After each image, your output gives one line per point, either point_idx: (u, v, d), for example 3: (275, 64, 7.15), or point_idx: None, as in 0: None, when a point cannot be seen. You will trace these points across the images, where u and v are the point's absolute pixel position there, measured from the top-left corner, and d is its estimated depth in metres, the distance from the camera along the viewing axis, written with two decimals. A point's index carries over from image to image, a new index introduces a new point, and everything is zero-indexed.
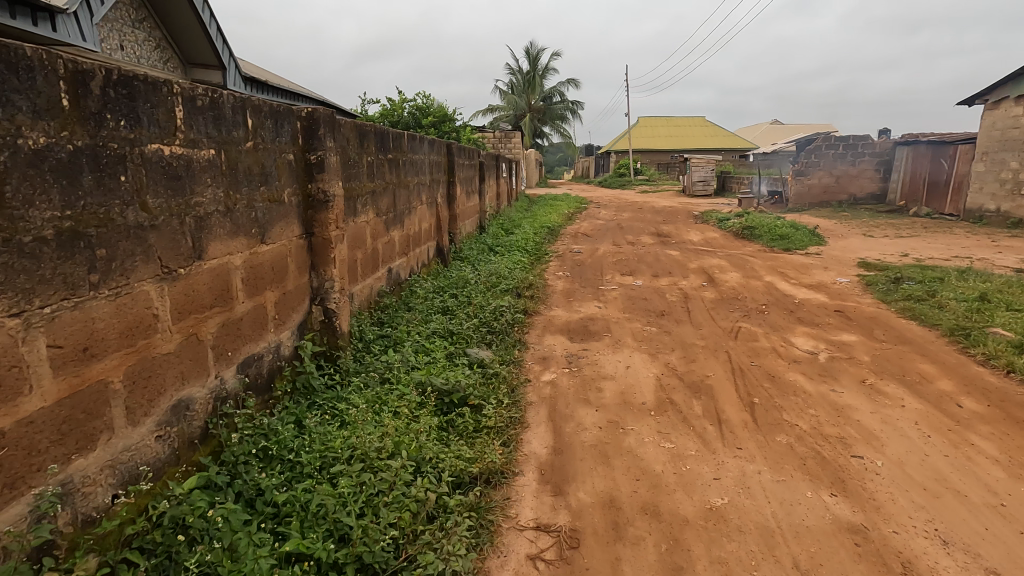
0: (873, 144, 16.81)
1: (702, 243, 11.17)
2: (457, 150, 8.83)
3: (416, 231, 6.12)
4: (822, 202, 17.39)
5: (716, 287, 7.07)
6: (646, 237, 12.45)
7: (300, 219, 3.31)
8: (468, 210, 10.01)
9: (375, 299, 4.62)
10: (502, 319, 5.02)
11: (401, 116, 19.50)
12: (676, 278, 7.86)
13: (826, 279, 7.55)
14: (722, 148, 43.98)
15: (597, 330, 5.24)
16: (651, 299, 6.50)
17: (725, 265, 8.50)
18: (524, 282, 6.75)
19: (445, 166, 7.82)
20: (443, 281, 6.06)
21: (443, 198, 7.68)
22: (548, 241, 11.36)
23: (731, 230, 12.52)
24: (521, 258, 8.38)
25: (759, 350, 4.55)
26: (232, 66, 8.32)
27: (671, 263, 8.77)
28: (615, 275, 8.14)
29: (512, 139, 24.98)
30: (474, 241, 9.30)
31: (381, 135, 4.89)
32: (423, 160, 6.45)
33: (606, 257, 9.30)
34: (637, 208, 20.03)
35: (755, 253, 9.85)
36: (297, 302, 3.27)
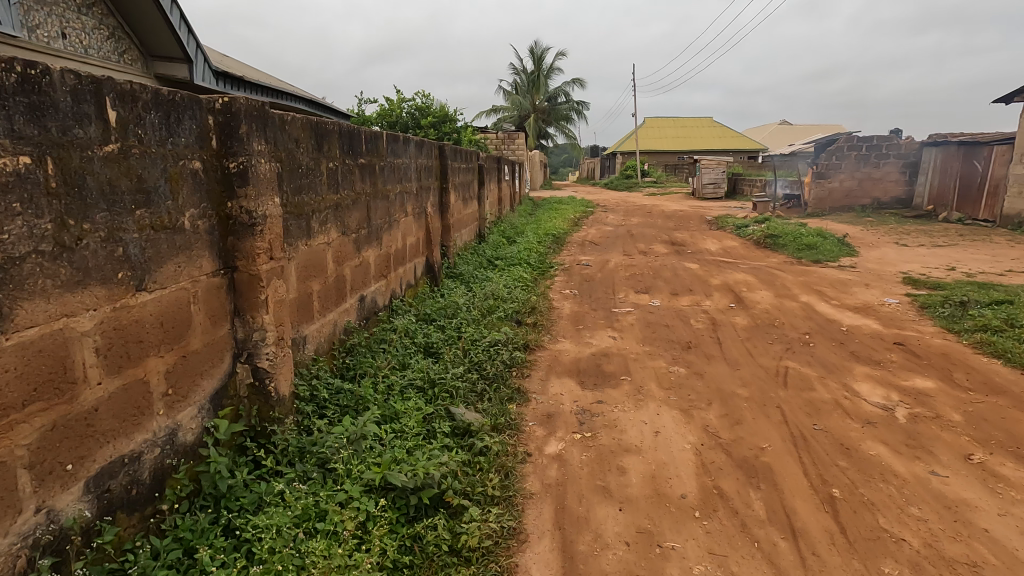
0: (899, 144, 15.79)
1: (721, 253, 10.23)
2: (452, 153, 7.92)
3: (398, 249, 5.24)
4: (844, 207, 16.40)
5: (747, 311, 6.14)
6: (658, 246, 11.53)
7: (214, 250, 2.42)
8: (465, 219, 9.09)
9: (339, 340, 3.76)
10: (497, 361, 4.14)
11: (399, 117, 18.73)
12: (698, 298, 6.92)
13: (871, 299, 6.60)
14: (730, 149, 42.95)
15: (612, 371, 4.32)
16: (673, 326, 5.58)
17: (752, 281, 7.56)
18: (526, 305, 5.85)
19: (437, 171, 6.91)
20: (430, 307, 5.19)
21: (434, 206, 6.76)
22: (553, 251, 10.46)
23: (751, 238, 11.57)
24: (522, 273, 7.46)
25: (819, 403, 3.62)
26: (199, 60, 7.48)
27: (691, 278, 7.84)
28: (628, 293, 7.22)
29: (516, 140, 24.13)
30: (472, 253, 8.42)
31: (350, 135, 4.00)
32: (408, 164, 5.55)
33: (617, 271, 8.38)
34: (645, 212, 19.11)
35: (782, 266, 8.90)
36: (208, 364, 2.39)
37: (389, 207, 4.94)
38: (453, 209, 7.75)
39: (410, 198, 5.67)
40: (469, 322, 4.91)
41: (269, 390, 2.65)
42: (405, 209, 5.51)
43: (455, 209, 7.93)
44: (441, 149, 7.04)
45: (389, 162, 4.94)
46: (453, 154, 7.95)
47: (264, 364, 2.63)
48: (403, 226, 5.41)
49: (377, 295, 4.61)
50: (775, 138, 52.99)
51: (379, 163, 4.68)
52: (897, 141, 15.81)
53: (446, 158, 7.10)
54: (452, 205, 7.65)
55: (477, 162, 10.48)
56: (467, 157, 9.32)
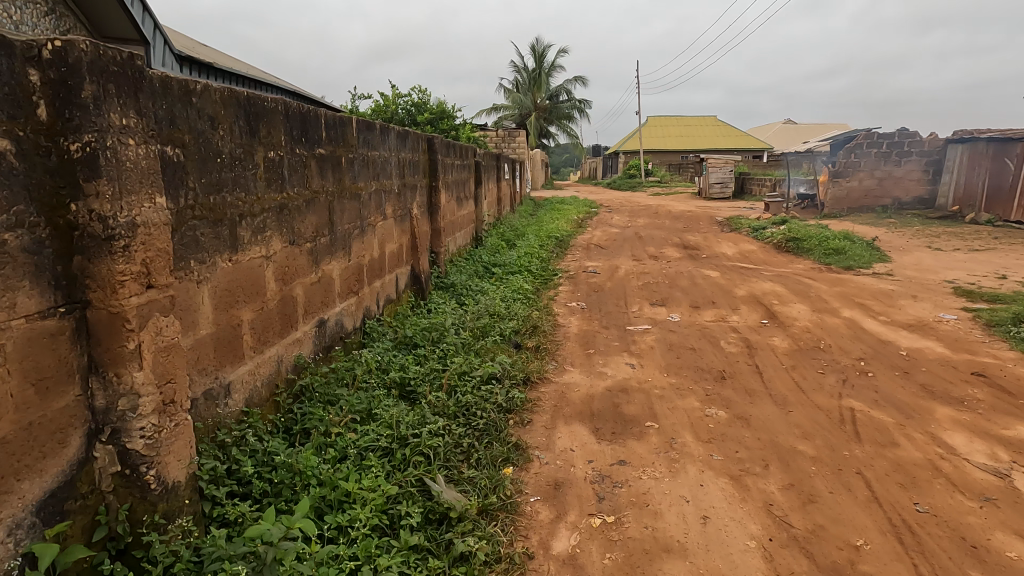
0: (921, 141, 14.91)
1: (739, 259, 9.38)
2: (444, 146, 7.05)
3: (373, 258, 4.39)
4: (863, 207, 15.52)
5: (784, 329, 5.28)
6: (670, 250, 10.67)
7: (42, 277, 1.56)
8: (460, 221, 8.24)
9: (283, 382, 2.92)
10: (489, 403, 3.31)
11: (394, 113, 17.94)
12: (723, 314, 6.05)
13: (924, 313, 5.74)
14: (736, 148, 42.04)
15: (634, 415, 3.46)
16: (700, 349, 4.72)
17: (782, 292, 6.68)
18: (525, 322, 5.00)
19: (425, 167, 6.06)
20: (411, 327, 4.36)
21: (421, 207, 5.89)
22: (556, 255, 9.60)
23: (770, 241, 10.71)
24: (522, 283, 6.58)
25: (912, 468, 2.76)
26: (158, 44, 6.60)
27: (712, 288, 6.97)
28: (642, 306, 6.36)
29: (516, 138, 23.30)
30: (467, 260, 7.57)
31: (302, 117, 3.13)
32: (386, 158, 4.69)
33: (628, 278, 7.51)
34: (652, 213, 18.27)
35: (809, 274, 8.04)
36: (29, 456, 1.53)
37: (361, 208, 4.09)
38: (445, 210, 6.88)
39: (390, 198, 4.81)
40: (458, 348, 4.07)
41: (146, 481, 1.79)
42: (383, 210, 4.65)
43: (447, 210, 7.07)
44: (429, 141, 6.18)
45: (361, 154, 4.09)
46: (445, 147, 7.08)
47: (138, 445, 1.76)
48: (380, 231, 4.56)
49: (343, 318, 3.76)
50: (781, 138, 52.04)
51: (347, 154, 3.81)
52: (920, 138, 14.95)
53: (436, 150, 6.23)
54: (444, 206, 6.79)
55: (473, 158, 9.63)
56: (462, 153, 8.45)
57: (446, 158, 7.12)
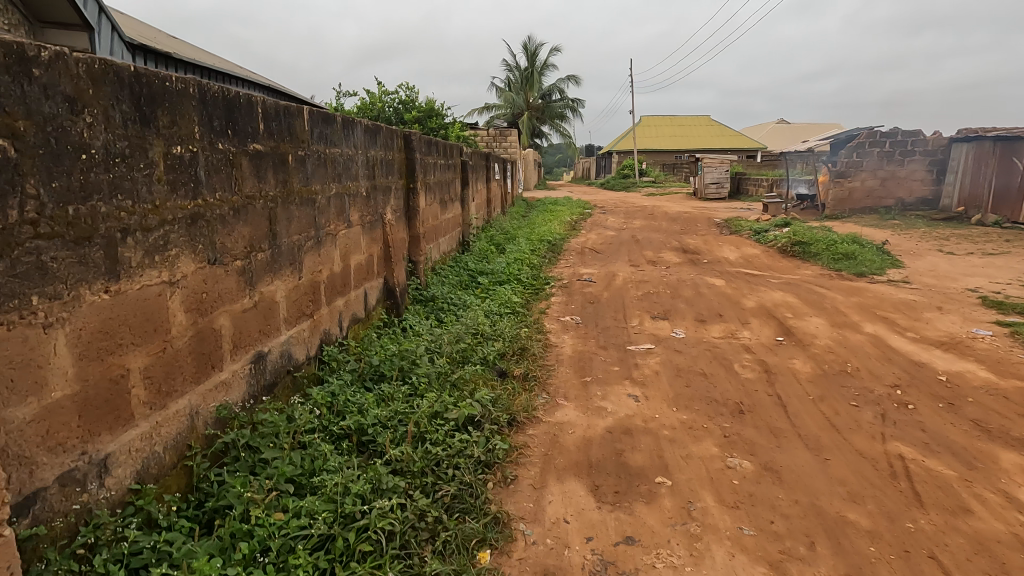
0: (925, 140, 14.45)
1: (743, 265, 8.82)
2: (425, 143, 6.41)
3: (333, 273, 3.76)
4: (865, 208, 15.05)
5: (803, 348, 4.70)
6: (668, 255, 10.11)
7: None
8: (444, 225, 7.62)
9: (198, 441, 2.30)
10: (464, 456, 2.72)
11: (380, 111, 17.30)
12: (732, 329, 5.48)
13: (955, 328, 5.18)
14: (730, 148, 41.66)
15: (642, 467, 2.86)
16: (711, 375, 4.13)
17: (795, 303, 6.11)
18: (511, 343, 4.40)
19: (401, 167, 5.42)
20: (377, 353, 3.75)
21: (396, 210, 5.25)
22: (548, 261, 9.00)
23: (773, 245, 10.16)
24: (510, 293, 5.97)
25: (995, 548, 2.18)
26: (104, 31, 5.87)
27: (718, 298, 6.39)
28: (642, 320, 5.77)
29: (508, 138, 22.68)
30: (450, 268, 6.94)
31: (228, 102, 2.50)
32: (350, 156, 4.05)
33: (626, 287, 6.92)
34: (647, 214, 17.74)
35: (820, 281, 7.48)
36: None
37: (316, 214, 3.47)
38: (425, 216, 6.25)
39: (355, 203, 4.18)
40: (430, 380, 3.46)
41: None
42: (347, 217, 4.02)
43: (427, 214, 6.44)
44: (405, 137, 5.53)
45: (316, 151, 3.46)
46: (425, 143, 6.44)
47: None
48: (342, 241, 3.93)
49: (291, 348, 3.15)
50: (774, 137, 51.75)
51: (296, 150, 3.19)
52: (923, 137, 14.49)
53: (414, 147, 5.60)
54: (423, 209, 6.16)
55: (459, 157, 9.00)
56: (446, 152, 7.85)
57: (426, 157, 6.49)
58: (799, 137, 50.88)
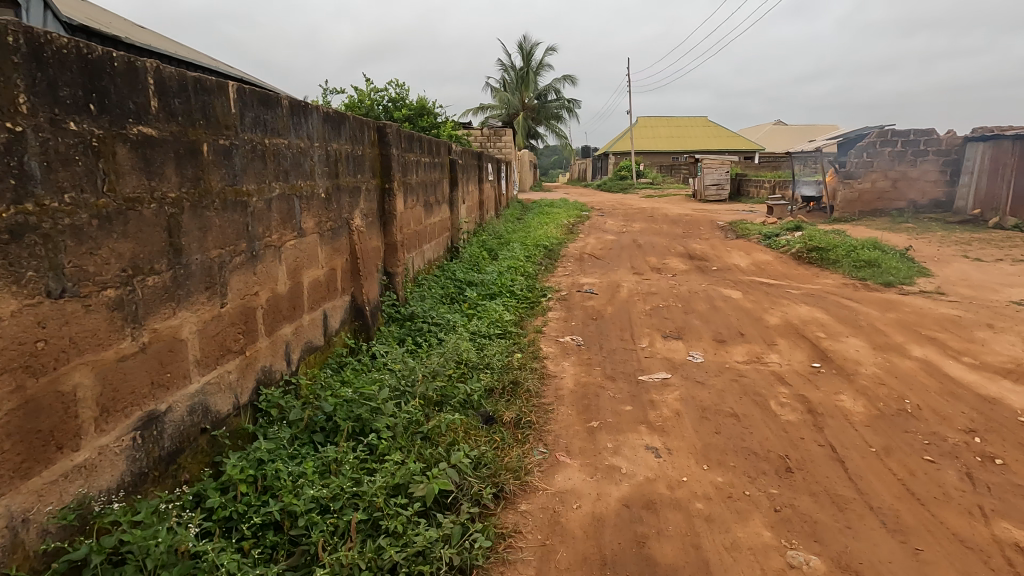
0: (938, 139, 13.83)
1: (756, 274, 8.12)
2: (404, 137, 5.64)
3: (275, 294, 3.00)
4: (875, 211, 14.39)
5: (848, 379, 3.97)
6: (674, 262, 9.38)
7: None
8: (429, 230, 6.85)
9: (24, 565, 1.54)
10: (428, 560, 1.98)
11: (369, 109, 16.56)
12: (758, 353, 4.74)
13: (1017, 352, 4.47)
14: (728, 149, 41.09)
15: (675, 566, 2.11)
16: (745, 417, 3.38)
17: (825, 320, 5.39)
18: (500, 377, 3.66)
19: (373, 164, 4.65)
20: (331, 395, 3.00)
21: (367, 215, 4.48)
22: (544, 269, 8.25)
23: (786, 250, 9.47)
24: (500, 310, 5.23)
25: None
26: None
27: (736, 314, 5.66)
28: (653, 341, 5.03)
29: (503, 137, 21.95)
30: (434, 280, 6.19)
31: (86, 63, 1.74)
32: (301, 149, 3.29)
33: (632, 299, 6.18)
34: (647, 217, 17.05)
35: (845, 293, 6.77)
36: None
37: (249, 222, 2.71)
38: (404, 221, 5.50)
39: (309, 207, 3.41)
40: (396, 434, 2.72)
41: None
42: (298, 224, 3.26)
43: (407, 219, 5.69)
44: (379, 130, 4.77)
45: (249, 141, 2.70)
46: (405, 139, 5.68)
47: None
48: (290, 254, 3.17)
49: (207, 399, 2.39)
50: (772, 139, 51.25)
51: (215, 138, 2.42)
52: (937, 136, 13.86)
53: (391, 141, 4.83)
54: (402, 213, 5.40)
55: (447, 155, 8.22)
56: (432, 149, 7.07)
57: (406, 154, 5.72)
58: (797, 139, 50.40)
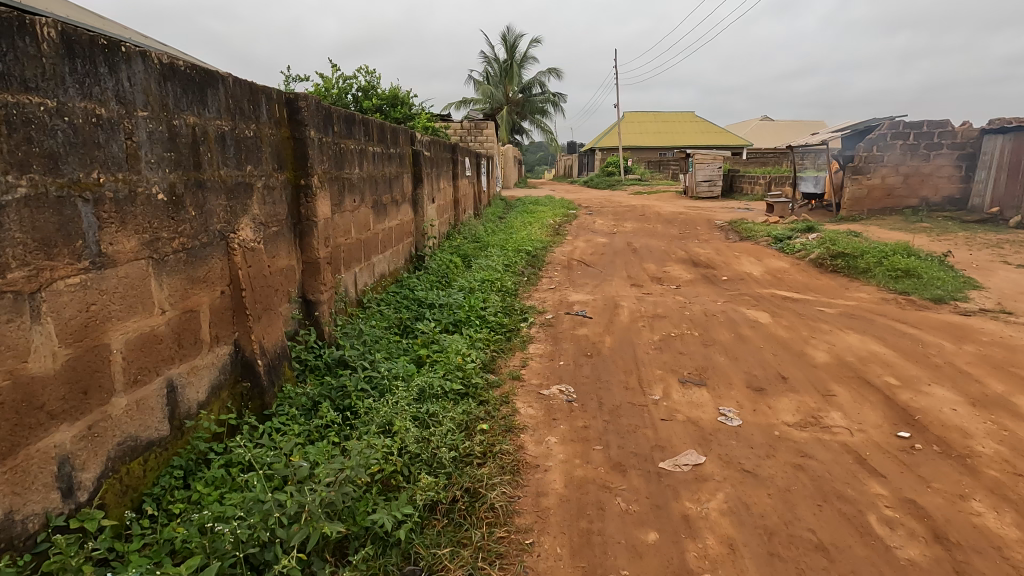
0: (952, 131, 12.83)
1: (776, 287, 6.90)
2: (335, 117, 4.26)
3: (23, 377, 1.66)
4: (885, 209, 13.34)
5: (965, 464, 2.71)
6: (676, 270, 8.14)
7: None
8: (380, 239, 5.50)
9: None
10: None
11: (335, 99, 15.10)
12: (813, 410, 3.47)
13: None
14: (717, 145, 40.14)
15: None
16: (839, 553, 2.11)
17: (888, 356, 4.15)
18: (448, 483, 2.38)
19: (277, 151, 3.27)
20: (133, 560, 1.70)
21: (264, 223, 3.12)
22: (526, 281, 6.94)
23: (804, 256, 8.28)
24: (462, 347, 3.92)
25: None
26: None
27: (770, 347, 4.40)
28: (668, 394, 3.74)
29: (484, 130, 20.58)
30: (382, 306, 4.86)
31: None
32: (100, 118, 1.94)
33: (635, 326, 4.88)
34: (638, 216, 15.86)
35: (892, 312, 5.57)
36: None
37: None
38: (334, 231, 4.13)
39: (127, 219, 2.06)
40: None
41: None
42: (93, 249, 1.91)
43: (339, 225, 4.32)
44: (287, 101, 3.39)
45: None
46: (337, 118, 4.31)
47: None
48: (72, 303, 1.83)
49: None
50: (761, 134, 50.47)
51: None
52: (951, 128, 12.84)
53: (307, 118, 3.46)
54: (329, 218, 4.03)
55: (409, 144, 6.84)
56: (385, 137, 5.71)
57: (339, 140, 4.34)
58: (786, 135, 49.67)
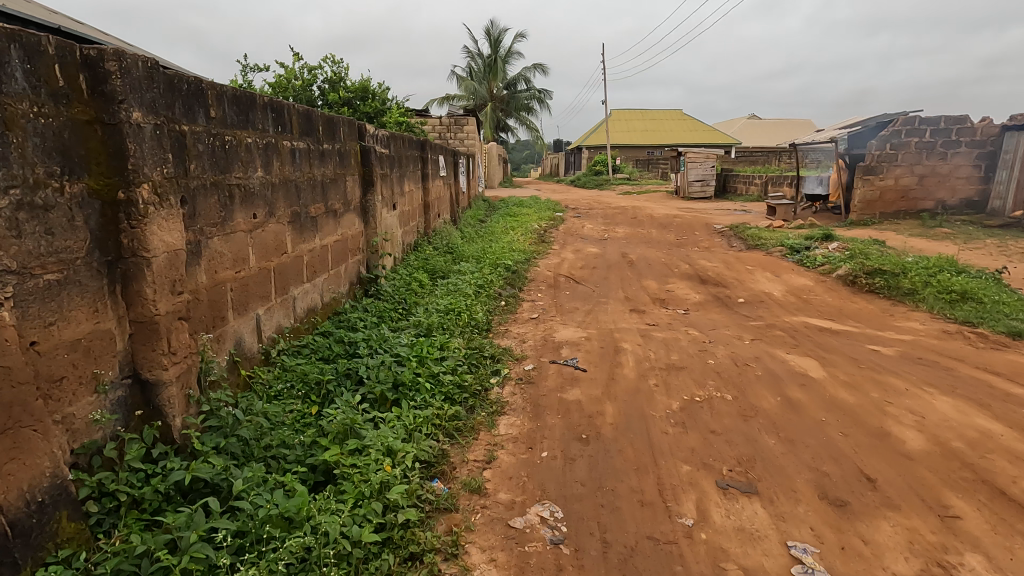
0: (972, 128, 11.77)
1: (807, 314, 5.68)
2: (210, 94, 2.88)
3: None
4: (898, 212, 12.28)
5: None
6: (681, 289, 6.89)
7: None
8: (303, 263, 4.14)
9: None
10: None
11: (297, 91, 13.65)
12: (937, 550, 2.23)
13: None
14: (707, 143, 39.16)
15: None
16: None
17: (1011, 439, 2.92)
18: None
19: (55, 144, 1.92)
20: None
21: (18, 271, 1.77)
22: (501, 310, 5.63)
23: (829, 271, 7.10)
24: (393, 441, 2.60)
25: None
26: None
27: (839, 423, 3.14)
28: (705, 514, 2.46)
29: (464, 127, 19.22)
30: (296, 363, 3.52)
31: None
32: None
33: (646, 384, 3.58)
34: (630, 220, 14.63)
35: (968, 353, 4.37)
36: None
37: None
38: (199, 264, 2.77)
39: None
40: None
41: None
42: None
43: (217, 253, 2.96)
44: (82, 58, 2.02)
45: None
46: (213, 95, 2.91)
47: None
48: None
49: None
50: (749, 133, 49.69)
51: None
52: (970, 124, 11.78)
53: (122, 89, 2.09)
54: (189, 246, 2.66)
55: (355, 139, 5.46)
56: (314, 129, 4.33)
57: (220, 129, 2.98)
58: (774, 133, 49.01)
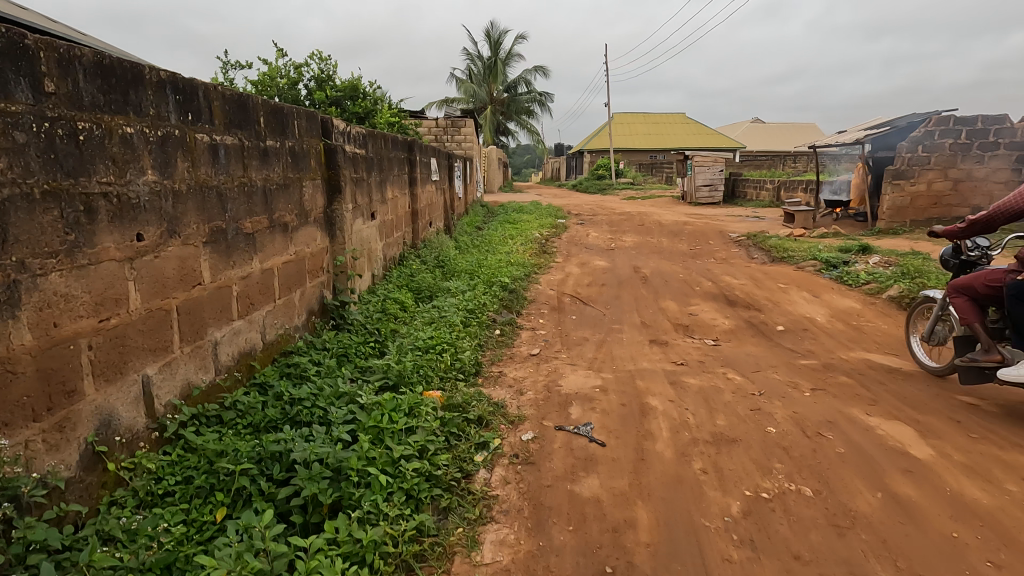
0: (1014, 128, 10.75)
1: (866, 349, 4.68)
2: (45, 58, 1.91)
3: None
4: (931, 220, 11.28)
5: None
6: (706, 313, 5.89)
7: None
8: (231, 296, 3.15)
9: None
10: None
11: (281, 89, 12.68)
12: None
13: None
14: (711, 147, 38.20)
15: None
16: None
17: None
18: None
19: None
20: None
21: None
22: (495, 345, 4.62)
23: (878, 292, 6.09)
24: None
25: None
26: None
27: (982, 545, 2.14)
28: None
29: (462, 129, 18.25)
30: (205, 438, 2.54)
31: None
32: None
33: (690, 472, 2.58)
34: (637, 227, 13.64)
35: None
36: None
37: None
38: (7, 320, 1.78)
39: None
40: None
41: None
42: None
43: (60, 297, 1.97)
44: None
45: None
46: (52, 58, 1.93)
47: None
48: None
49: None
50: (755, 136, 48.78)
51: None
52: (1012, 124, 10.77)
53: None
54: None
55: (317, 137, 4.48)
56: (252, 120, 3.35)
57: (66, 109, 2.00)
58: (780, 137, 48.08)
